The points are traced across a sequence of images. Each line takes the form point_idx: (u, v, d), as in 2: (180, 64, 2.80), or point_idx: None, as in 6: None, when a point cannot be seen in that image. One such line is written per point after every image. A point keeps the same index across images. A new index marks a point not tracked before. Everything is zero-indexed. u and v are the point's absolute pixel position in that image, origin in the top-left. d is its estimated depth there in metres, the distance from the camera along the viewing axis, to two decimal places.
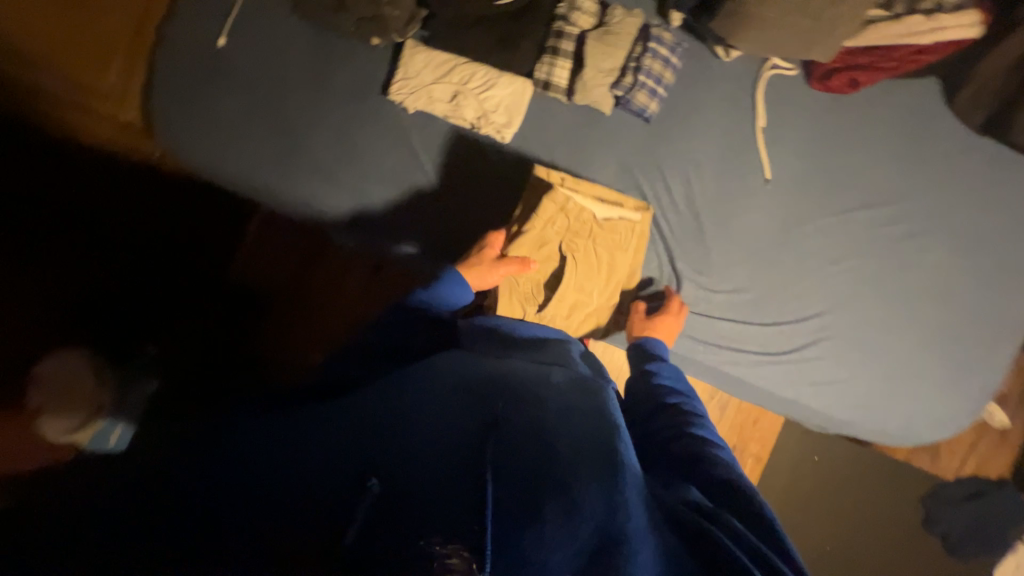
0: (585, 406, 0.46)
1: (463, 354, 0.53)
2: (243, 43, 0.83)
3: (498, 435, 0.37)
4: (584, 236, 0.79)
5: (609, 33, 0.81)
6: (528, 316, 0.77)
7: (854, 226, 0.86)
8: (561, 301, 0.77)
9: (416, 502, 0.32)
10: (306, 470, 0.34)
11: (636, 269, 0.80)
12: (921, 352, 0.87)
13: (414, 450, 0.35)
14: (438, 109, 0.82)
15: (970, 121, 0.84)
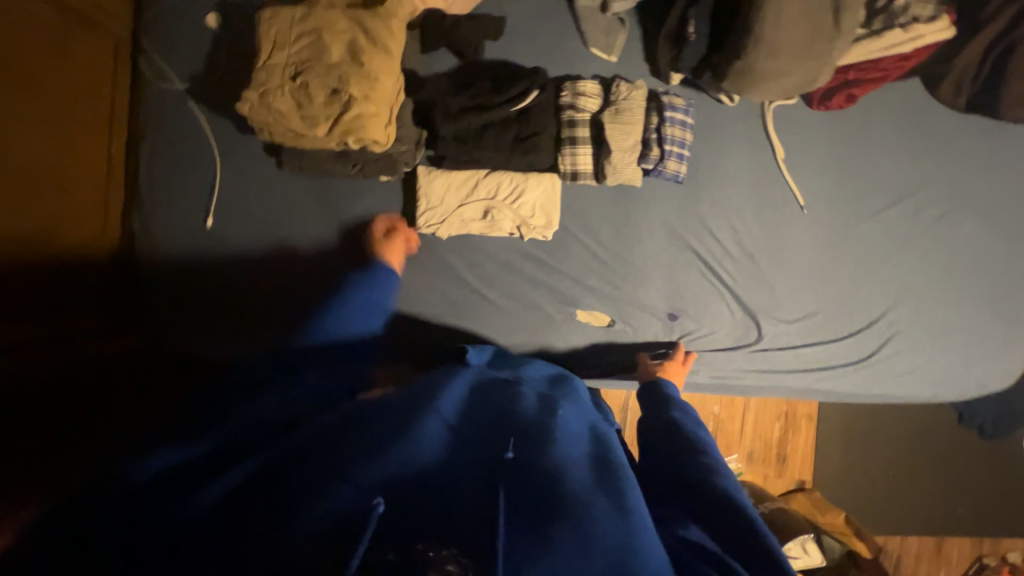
0: (585, 461, 0.54)
1: (468, 385, 0.63)
2: (260, 203, 0.90)
3: (509, 475, 0.46)
4: (312, 75, 0.78)
5: (621, 111, 0.85)
6: (375, 110, 0.77)
7: (890, 225, 0.91)
8: (359, 86, 0.76)
9: (425, 522, 0.40)
10: (329, 497, 0.40)
11: (374, 50, 0.78)
12: (982, 316, 0.91)
13: (406, 457, 0.45)
14: (473, 227, 0.88)
15: (958, 105, 0.88)
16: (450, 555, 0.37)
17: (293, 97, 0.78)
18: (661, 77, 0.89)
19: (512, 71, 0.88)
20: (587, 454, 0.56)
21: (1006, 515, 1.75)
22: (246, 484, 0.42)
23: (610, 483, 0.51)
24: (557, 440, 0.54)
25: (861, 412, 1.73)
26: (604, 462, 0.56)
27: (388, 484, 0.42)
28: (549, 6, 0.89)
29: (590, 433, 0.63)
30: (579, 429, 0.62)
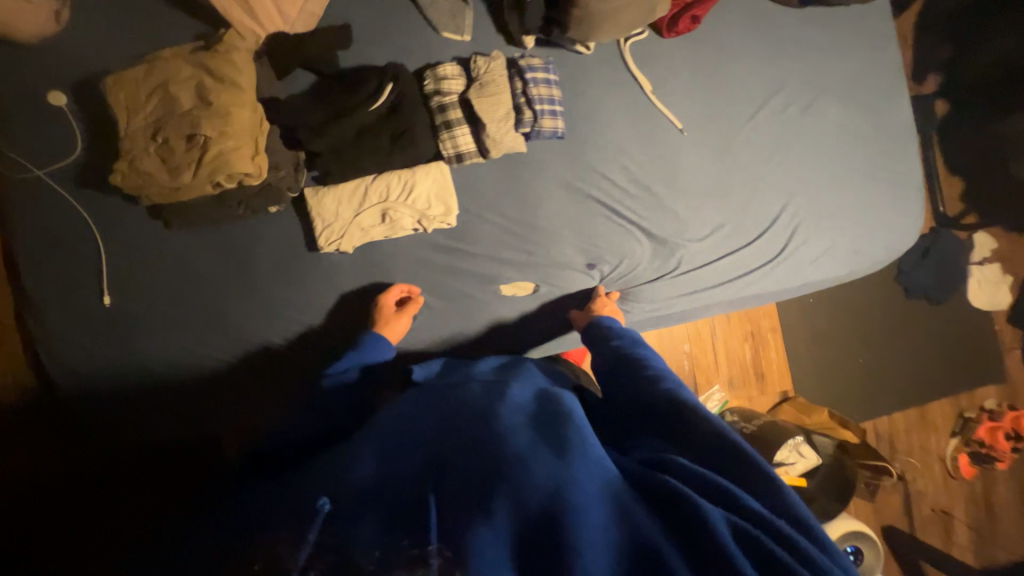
0: (523, 419, 0.60)
1: (416, 392, 0.71)
2: (160, 267, 0.87)
3: (444, 460, 0.53)
4: (167, 127, 0.76)
5: (485, 85, 0.87)
6: (239, 145, 0.76)
7: (766, 126, 0.95)
8: (215, 127, 0.75)
9: (373, 522, 0.48)
10: (291, 522, 0.49)
11: (224, 88, 0.77)
12: (871, 185, 0.97)
13: (374, 483, 0.53)
14: (376, 233, 0.88)
15: (791, 1, 0.95)
16: (437, 549, 0.45)
17: (155, 154, 0.76)
18: (515, 43, 0.91)
19: (370, 72, 0.87)
20: (536, 416, 0.61)
21: (973, 367, 1.85)
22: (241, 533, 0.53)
23: (552, 437, 0.56)
24: (501, 414, 0.59)
25: (819, 311, 1.80)
26: (545, 415, 0.61)
27: (358, 517, 0.49)
28: (390, 2, 0.90)
29: (540, 394, 0.67)
30: (531, 395, 0.66)
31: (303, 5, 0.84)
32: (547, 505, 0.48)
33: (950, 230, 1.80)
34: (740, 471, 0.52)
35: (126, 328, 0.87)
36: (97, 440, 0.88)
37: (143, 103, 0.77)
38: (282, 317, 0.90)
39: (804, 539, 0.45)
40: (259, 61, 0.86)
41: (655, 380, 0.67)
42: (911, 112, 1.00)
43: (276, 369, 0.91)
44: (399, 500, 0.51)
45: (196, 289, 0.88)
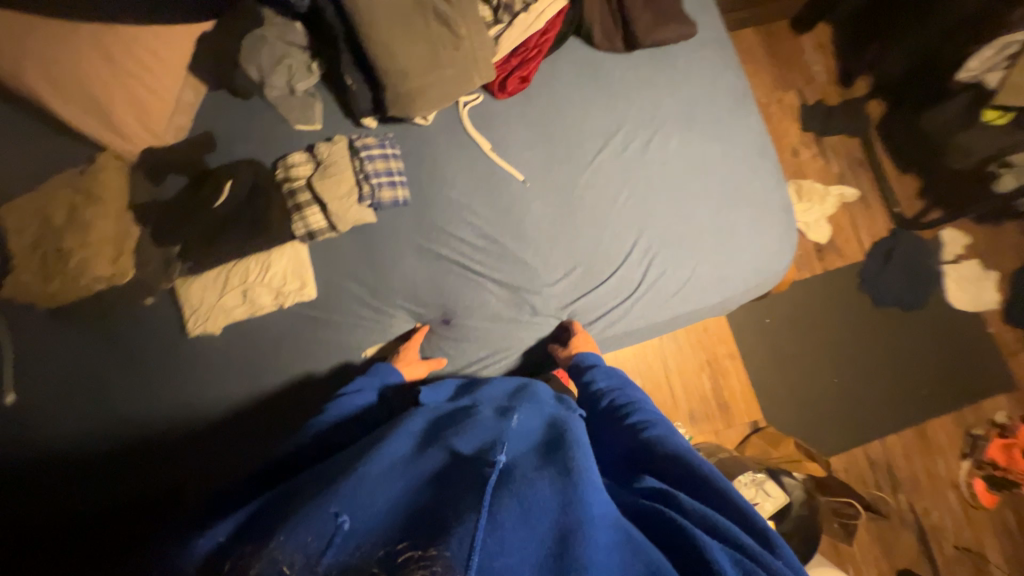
0: (533, 448, 0.62)
1: (425, 416, 0.73)
2: (51, 362, 0.94)
3: (462, 476, 0.55)
4: (45, 242, 0.90)
5: (327, 167, 0.95)
6: (106, 252, 0.91)
7: (607, 167, 0.97)
8: (85, 241, 0.90)
9: (455, 509, 0.49)
10: (373, 520, 0.50)
11: (95, 206, 0.92)
12: (728, 210, 0.95)
13: (385, 495, 0.54)
14: (239, 312, 0.94)
15: (618, 48, 0.99)
16: (438, 553, 0.44)
17: (37, 266, 0.90)
18: (360, 125, 1.00)
19: (229, 168, 0.98)
20: (547, 440, 0.64)
21: (971, 376, 1.67)
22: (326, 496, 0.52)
23: (566, 457, 0.59)
24: (507, 442, 0.61)
25: (780, 330, 1.69)
26: (554, 444, 0.62)
27: (372, 531, 0.49)
28: (249, 106, 1.01)
29: (546, 426, 0.69)
30: (535, 425, 0.69)
31: (169, 121, 0.97)
32: (556, 525, 0.50)
33: (910, 231, 1.70)
34: (719, 503, 0.61)
35: (38, 417, 0.93)
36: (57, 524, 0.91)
37: (25, 224, 0.91)
38: (183, 390, 0.95)
39: (782, 564, 0.52)
40: (135, 172, 0.98)
41: (651, 423, 0.75)
42: (762, 132, 0.99)
43: (177, 440, 0.94)
44: (405, 515, 0.51)
45: (99, 374, 0.94)
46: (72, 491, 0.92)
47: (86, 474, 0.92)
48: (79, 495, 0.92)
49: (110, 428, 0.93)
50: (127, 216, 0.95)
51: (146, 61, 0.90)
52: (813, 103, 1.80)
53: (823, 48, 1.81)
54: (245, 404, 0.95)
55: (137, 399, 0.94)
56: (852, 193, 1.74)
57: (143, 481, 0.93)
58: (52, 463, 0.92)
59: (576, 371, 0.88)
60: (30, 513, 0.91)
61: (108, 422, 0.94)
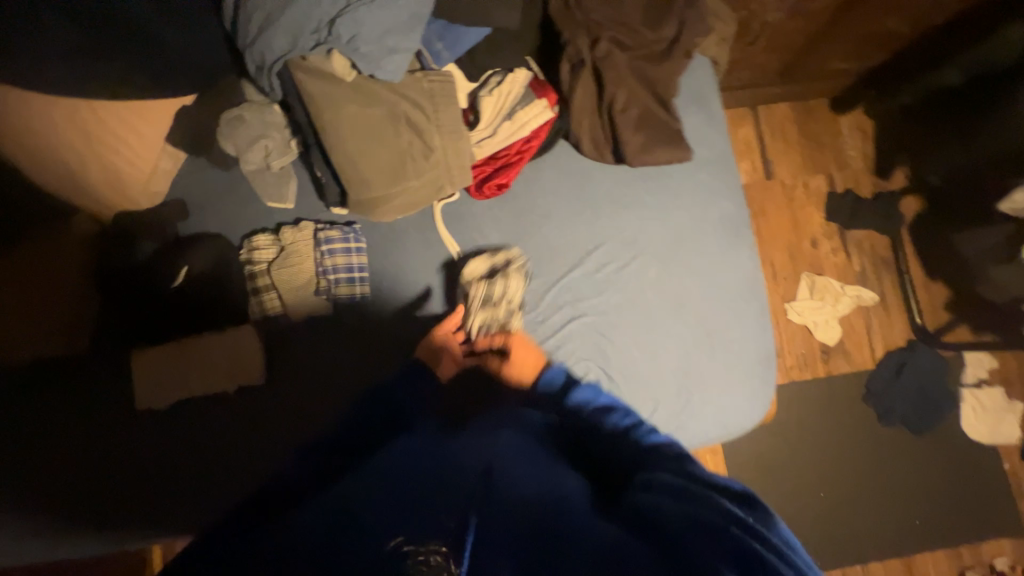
0: (522, 462, 0.58)
1: (429, 420, 0.72)
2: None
3: (463, 482, 0.54)
4: None
5: (289, 255, 0.93)
6: (59, 324, 0.93)
7: (576, 286, 0.92)
8: (33, 315, 0.91)
9: (448, 520, 0.49)
10: (371, 501, 0.51)
11: (57, 277, 0.93)
12: (697, 354, 0.88)
13: (389, 466, 0.57)
14: (186, 391, 0.93)
15: (606, 160, 0.91)
16: (437, 549, 0.46)
17: None
18: (330, 211, 0.97)
19: (196, 243, 0.96)
20: (540, 450, 0.62)
21: (975, 514, 1.53)
22: (320, 504, 0.52)
23: (552, 477, 0.57)
24: (499, 451, 0.60)
25: (768, 432, 1.59)
26: (543, 460, 0.60)
27: (377, 504, 0.50)
28: (224, 177, 1.00)
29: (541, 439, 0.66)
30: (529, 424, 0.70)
31: (144, 188, 0.96)
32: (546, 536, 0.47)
33: (930, 346, 1.56)
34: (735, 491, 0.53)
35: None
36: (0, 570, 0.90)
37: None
38: (121, 464, 0.93)
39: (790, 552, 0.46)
40: (108, 234, 0.99)
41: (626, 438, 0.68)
42: (754, 270, 0.90)
43: (97, 528, 0.91)
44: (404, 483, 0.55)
45: (44, 429, 0.93)
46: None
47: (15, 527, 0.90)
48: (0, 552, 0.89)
49: (64, 491, 0.92)
50: (90, 283, 0.96)
51: (115, 128, 0.87)
52: (842, 191, 1.67)
53: (862, 133, 1.68)
54: (178, 492, 0.92)
55: (39, 471, 0.92)
56: (870, 295, 1.61)
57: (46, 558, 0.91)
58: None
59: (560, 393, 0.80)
60: None
61: (61, 483, 0.92)
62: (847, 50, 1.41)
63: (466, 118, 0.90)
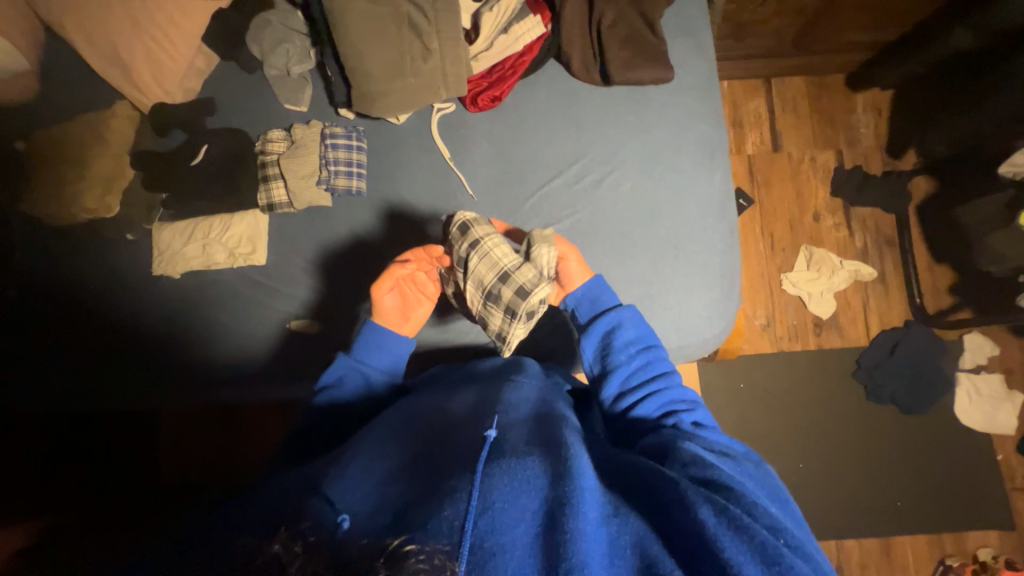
0: (529, 441, 0.61)
1: (416, 407, 0.77)
2: (46, 272, 1.09)
3: (457, 469, 0.55)
4: (54, 166, 1.04)
5: (298, 147, 1.02)
6: (100, 186, 1.03)
7: (556, 195, 0.97)
8: (86, 176, 1.03)
9: (443, 502, 0.49)
10: (361, 512, 0.52)
11: (102, 150, 1.04)
12: (665, 262, 0.92)
13: (369, 473, 0.60)
14: (196, 262, 1.04)
15: (594, 79, 0.98)
16: (431, 550, 0.44)
17: (43, 186, 1.04)
18: (337, 114, 1.06)
19: (217, 135, 1.07)
20: (542, 432, 0.64)
21: (962, 501, 1.49)
22: (306, 508, 0.52)
23: (555, 448, 0.59)
24: (501, 429, 0.63)
25: (753, 399, 1.58)
26: (548, 434, 0.63)
27: (374, 513, 0.51)
28: (248, 80, 1.11)
29: (543, 418, 0.69)
30: (533, 417, 0.69)
31: (178, 82, 1.08)
32: (554, 503, 0.51)
33: (926, 326, 1.54)
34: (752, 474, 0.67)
35: (49, 319, 1.08)
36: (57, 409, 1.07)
37: (38, 148, 1.05)
38: (148, 326, 1.07)
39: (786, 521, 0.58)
40: (144, 123, 1.10)
41: (653, 403, 0.76)
42: (726, 191, 0.94)
43: (132, 382, 1.06)
44: (395, 509, 0.52)
45: (89, 288, 1.08)
46: (56, 383, 1.07)
47: (70, 370, 1.07)
48: (58, 390, 1.07)
49: (103, 343, 1.07)
50: (124, 160, 1.06)
51: (167, 30, 1.03)
52: (851, 167, 1.66)
53: (876, 111, 1.66)
54: (194, 353, 1.05)
55: (86, 324, 1.08)
56: (868, 271, 1.60)
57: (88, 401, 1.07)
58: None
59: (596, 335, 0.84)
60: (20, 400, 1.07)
61: (102, 336, 1.07)
62: (861, 20, 1.42)
63: (467, 37, 0.98)
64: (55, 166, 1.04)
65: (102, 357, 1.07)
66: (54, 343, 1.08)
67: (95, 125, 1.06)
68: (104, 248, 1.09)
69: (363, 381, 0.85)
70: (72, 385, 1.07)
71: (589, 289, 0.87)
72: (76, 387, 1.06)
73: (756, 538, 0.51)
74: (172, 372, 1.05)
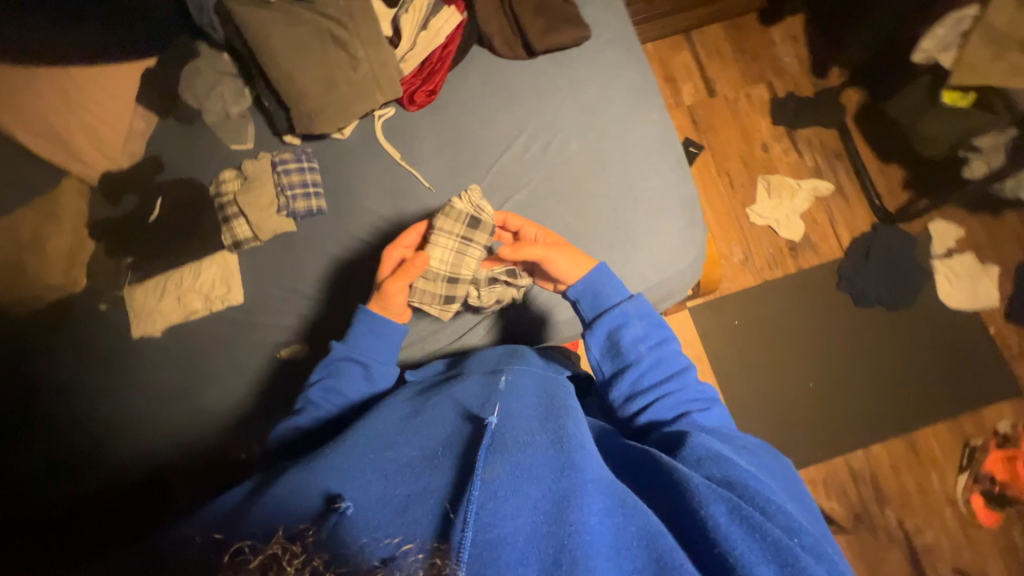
0: (536, 437, 0.63)
1: (415, 398, 0.79)
2: (20, 359, 1.07)
3: (461, 471, 0.58)
4: (10, 250, 1.03)
5: (252, 181, 1.04)
6: (65, 259, 1.04)
7: (508, 169, 1.00)
8: (44, 252, 1.03)
9: (449, 509, 0.52)
10: (366, 509, 0.55)
11: (55, 223, 1.04)
12: (626, 205, 0.95)
13: (374, 465, 0.62)
14: (173, 315, 1.04)
15: (519, 54, 1.03)
16: (438, 546, 0.47)
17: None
18: (283, 143, 1.08)
19: (171, 186, 1.10)
20: (549, 424, 0.66)
21: (970, 381, 1.52)
22: (312, 507, 0.55)
23: (560, 446, 0.61)
24: (505, 420, 0.65)
25: (749, 332, 1.62)
26: (551, 425, 0.66)
27: (381, 511, 0.54)
28: (190, 131, 1.12)
29: (545, 405, 0.72)
30: (532, 408, 0.71)
31: (123, 147, 1.09)
32: (555, 495, 0.54)
33: (890, 225, 1.60)
34: (767, 465, 0.69)
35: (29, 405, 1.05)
36: (53, 495, 1.02)
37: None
38: (138, 388, 1.05)
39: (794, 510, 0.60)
40: (95, 194, 1.11)
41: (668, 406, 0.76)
42: (666, 128, 0.98)
43: (131, 449, 1.03)
44: (398, 513, 0.54)
45: (68, 365, 1.06)
46: (49, 468, 1.02)
47: (60, 454, 1.03)
48: (49, 477, 1.02)
49: (93, 417, 1.04)
50: (83, 232, 1.08)
51: (100, 99, 1.05)
52: (784, 95, 1.73)
53: (794, 39, 1.75)
54: (191, 406, 1.04)
55: (71, 401, 1.05)
56: (825, 186, 1.66)
57: (85, 481, 1.02)
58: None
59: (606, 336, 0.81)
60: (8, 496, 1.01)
61: (90, 410, 1.05)
62: None
63: (391, 43, 1.01)
64: (10, 251, 1.03)
65: (93, 431, 1.04)
66: (39, 428, 1.04)
67: (42, 202, 1.06)
68: (76, 322, 1.07)
69: (360, 372, 0.84)
70: (66, 467, 1.02)
71: (593, 282, 0.85)
72: (71, 469, 1.02)
73: (769, 536, 0.52)
74: (170, 428, 1.03)
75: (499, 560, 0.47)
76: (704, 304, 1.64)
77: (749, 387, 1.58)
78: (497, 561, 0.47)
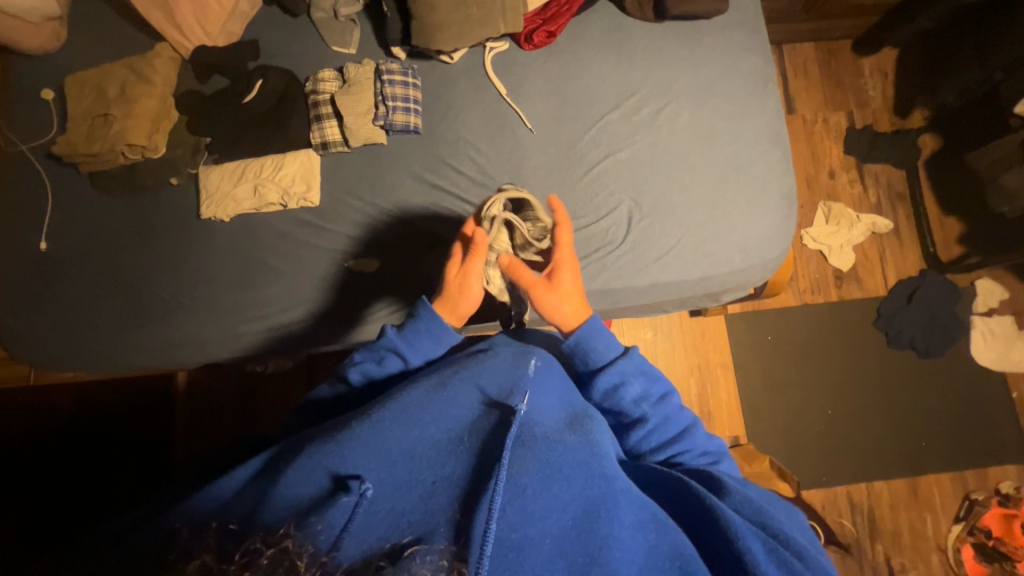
0: (568, 440, 0.55)
1: (440, 365, 0.70)
2: (83, 217, 1.05)
3: (484, 463, 0.51)
4: (102, 107, 1.01)
5: (353, 85, 1.01)
6: (149, 125, 1.01)
7: (614, 127, 0.99)
8: (131, 114, 1.00)
9: (475, 506, 0.46)
10: (386, 498, 0.48)
11: (148, 89, 1.02)
12: (723, 188, 0.95)
13: (396, 440, 0.53)
14: (246, 205, 1.02)
15: (647, 16, 1.01)
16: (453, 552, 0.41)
17: (88, 129, 1.01)
18: (389, 55, 1.06)
19: (265, 73, 1.06)
20: (584, 432, 0.58)
21: (982, 438, 1.56)
22: (329, 490, 0.49)
23: (591, 457, 0.54)
24: (536, 417, 0.57)
25: (780, 350, 1.62)
26: (584, 432, 0.59)
27: (399, 502, 0.47)
28: (293, 24, 1.09)
29: (570, 409, 0.64)
30: (557, 410, 0.62)
31: (222, 26, 1.06)
32: (586, 510, 0.49)
33: (939, 274, 1.61)
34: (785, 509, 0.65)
35: (85, 265, 1.04)
36: (100, 358, 1.02)
37: (82, 93, 1.04)
38: (194, 270, 1.03)
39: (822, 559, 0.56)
40: (185, 68, 1.08)
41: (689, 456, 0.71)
42: (777, 119, 0.99)
43: (176, 330, 1.01)
44: (422, 502, 0.47)
45: (130, 234, 1.04)
46: (96, 332, 1.02)
47: (109, 321, 1.02)
48: (95, 341, 1.02)
49: (145, 289, 1.03)
50: (170, 101, 1.05)
51: None
52: (861, 127, 1.73)
53: (883, 74, 1.74)
54: (248, 300, 1.02)
55: (126, 270, 1.03)
56: (884, 224, 1.66)
57: (131, 351, 1.02)
58: (22, 342, 1.03)
59: (598, 390, 0.73)
60: (56, 354, 1.02)
61: (143, 282, 1.03)
62: None
63: None
64: (101, 108, 1.01)
65: (142, 304, 1.02)
66: (94, 290, 1.03)
67: (141, 66, 1.04)
68: (147, 192, 1.05)
69: (399, 368, 0.73)
70: (112, 335, 1.02)
71: (592, 329, 0.75)
72: (114, 337, 1.02)
73: None
74: (219, 317, 1.02)
75: (524, 562, 0.43)
76: (742, 316, 1.63)
77: (770, 404, 1.59)
78: (522, 564, 0.43)
